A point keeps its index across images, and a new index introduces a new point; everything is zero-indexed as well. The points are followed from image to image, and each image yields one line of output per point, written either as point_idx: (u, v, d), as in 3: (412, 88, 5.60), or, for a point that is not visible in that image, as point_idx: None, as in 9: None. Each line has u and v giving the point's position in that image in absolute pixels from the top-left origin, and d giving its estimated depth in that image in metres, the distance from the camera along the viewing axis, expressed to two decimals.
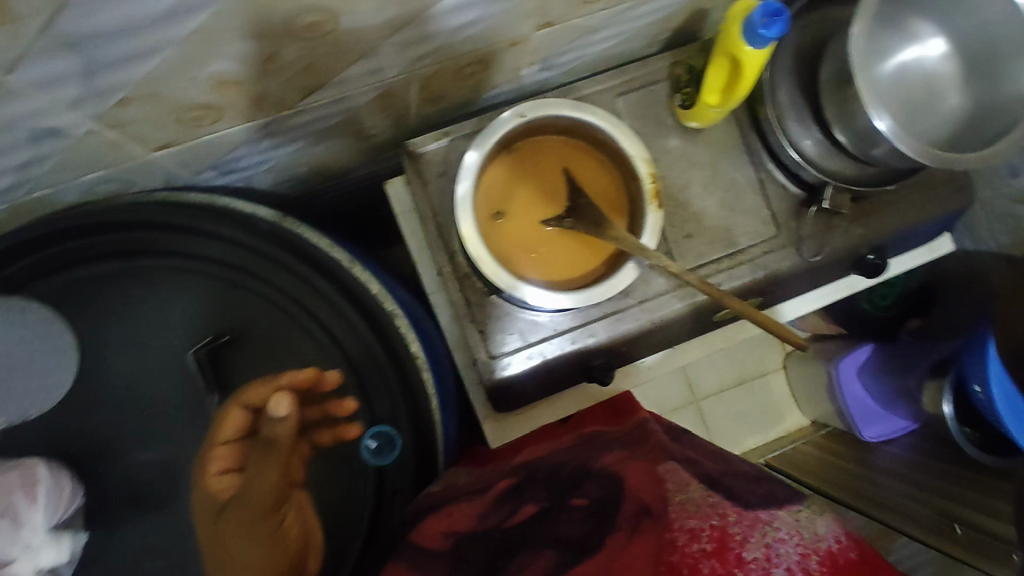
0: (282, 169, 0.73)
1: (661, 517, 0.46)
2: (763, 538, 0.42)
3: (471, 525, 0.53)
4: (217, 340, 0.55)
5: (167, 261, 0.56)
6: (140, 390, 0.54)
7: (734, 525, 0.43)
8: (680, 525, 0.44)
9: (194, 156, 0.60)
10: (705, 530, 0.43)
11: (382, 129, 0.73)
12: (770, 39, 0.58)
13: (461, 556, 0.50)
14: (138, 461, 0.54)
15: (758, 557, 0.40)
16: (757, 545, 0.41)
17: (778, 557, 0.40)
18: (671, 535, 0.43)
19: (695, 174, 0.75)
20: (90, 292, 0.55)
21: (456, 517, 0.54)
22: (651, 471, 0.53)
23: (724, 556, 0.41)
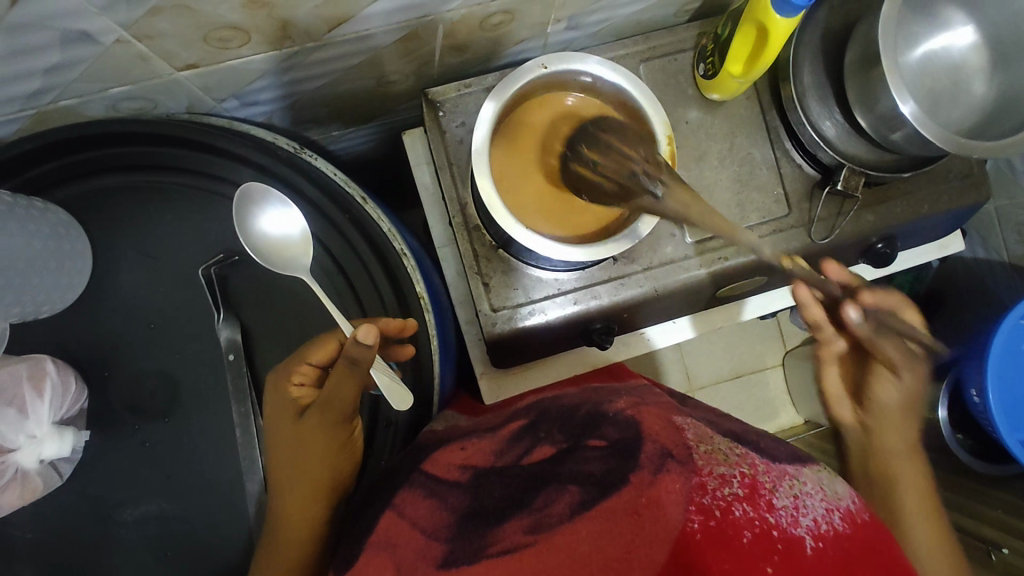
0: (302, 110, 0.74)
1: (687, 462, 0.47)
2: (791, 489, 0.47)
3: (488, 460, 0.54)
4: (229, 259, 0.56)
5: (186, 178, 0.57)
6: (147, 303, 0.55)
7: (763, 475, 0.48)
8: (710, 471, 0.47)
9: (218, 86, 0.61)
10: (737, 478, 0.47)
11: (404, 75, 0.73)
12: (799, 7, 0.59)
13: (478, 484, 0.52)
14: (142, 371, 0.55)
15: (787, 506, 0.46)
16: (786, 495, 0.46)
17: (805, 508, 0.46)
18: (700, 479, 0.46)
19: (712, 147, 0.76)
20: (106, 201, 0.56)
21: (472, 450, 0.56)
22: (666, 423, 0.53)
23: (756, 501, 0.45)
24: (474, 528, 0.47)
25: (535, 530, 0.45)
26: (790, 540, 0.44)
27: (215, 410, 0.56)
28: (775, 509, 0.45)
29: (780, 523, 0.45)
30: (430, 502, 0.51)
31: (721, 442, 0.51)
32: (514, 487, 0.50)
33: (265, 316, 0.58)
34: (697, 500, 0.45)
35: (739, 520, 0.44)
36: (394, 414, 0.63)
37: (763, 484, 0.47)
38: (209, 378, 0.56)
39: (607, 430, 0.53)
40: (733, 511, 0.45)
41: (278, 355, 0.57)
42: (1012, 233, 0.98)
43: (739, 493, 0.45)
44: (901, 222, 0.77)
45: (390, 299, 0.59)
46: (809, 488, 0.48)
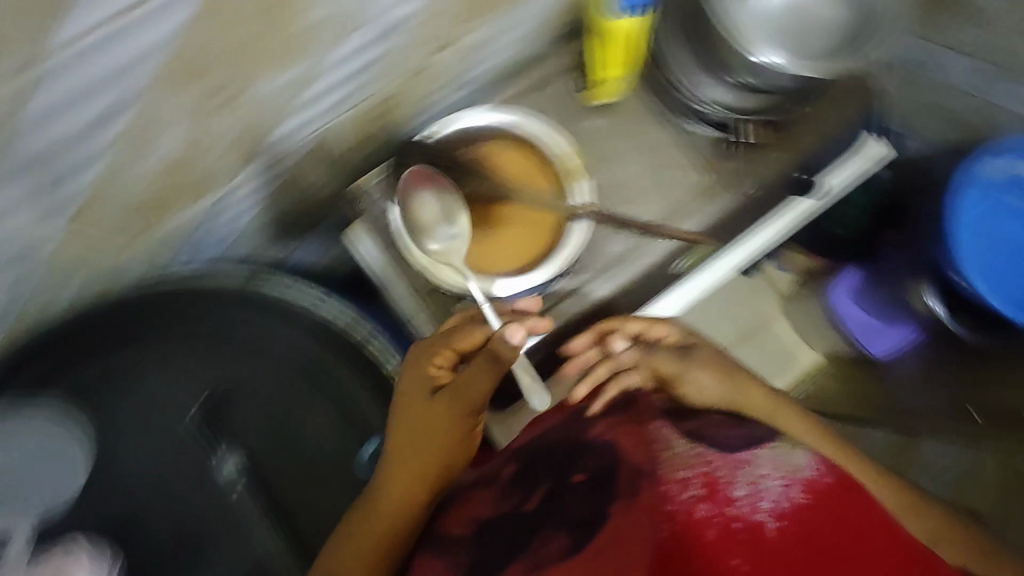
0: (248, 240, 0.80)
1: (654, 476, 0.45)
2: (748, 475, 0.45)
3: (490, 509, 0.52)
4: (214, 393, 0.61)
5: (154, 336, 0.62)
6: (152, 464, 0.59)
7: (721, 467, 0.45)
8: (669, 477, 0.44)
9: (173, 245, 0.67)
10: (695, 479, 0.44)
11: (327, 181, 0.79)
12: (635, 8, 0.74)
13: (481, 540, 0.50)
14: (165, 518, 0.58)
15: (746, 496, 0.44)
16: (744, 483, 0.45)
17: (764, 491, 0.44)
18: (663, 487, 0.44)
19: (616, 145, 0.81)
20: (86, 380, 0.60)
21: (475, 502, 0.54)
22: (640, 436, 0.49)
23: (715, 497, 0.43)
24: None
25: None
26: (753, 529, 0.42)
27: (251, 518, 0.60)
28: (735, 501, 0.43)
29: (740, 513, 0.43)
30: (442, 560, 0.51)
31: (681, 442, 0.48)
32: (507, 539, 0.48)
33: (265, 432, 0.62)
34: (663, 512, 0.42)
35: (701, 519, 0.42)
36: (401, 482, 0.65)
37: (721, 479, 0.44)
38: (225, 517, 0.59)
39: (587, 459, 0.49)
40: (698, 513, 0.42)
41: (287, 469, 0.61)
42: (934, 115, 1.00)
43: (700, 495, 0.43)
44: (814, 151, 0.80)
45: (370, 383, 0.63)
46: (766, 471, 0.46)
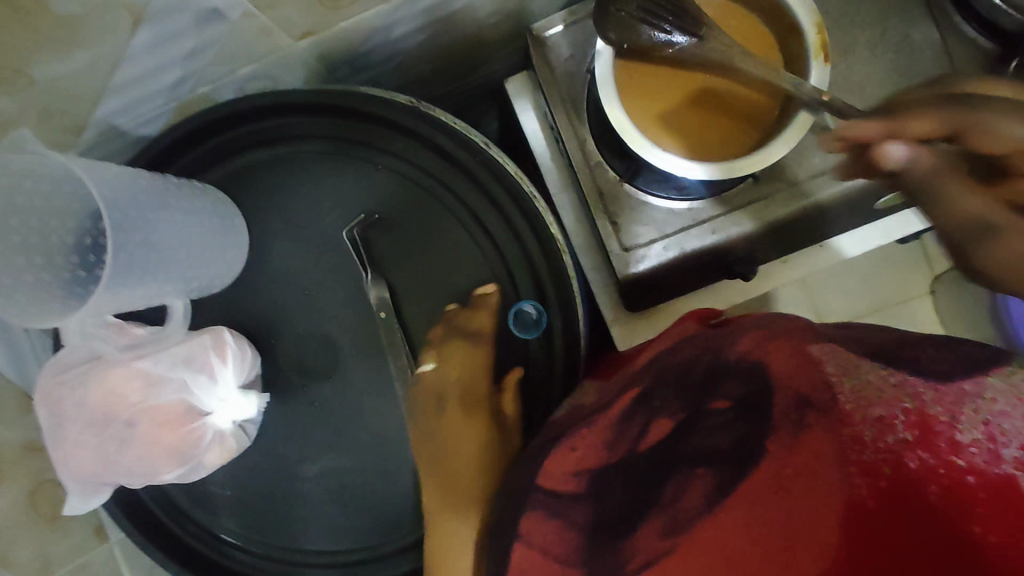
0: (407, 67, 0.73)
1: (833, 409, 0.37)
2: (981, 416, 0.34)
3: (602, 458, 0.45)
4: (370, 219, 0.55)
5: (324, 143, 0.56)
6: (309, 322, 0.56)
7: (933, 403, 0.35)
8: (862, 416, 0.36)
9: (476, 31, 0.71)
10: (901, 419, 0.35)
11: (506, 13, 0.69)
12: None
13: (601, 493, 0.43)
14: (303, 335, 0.56)
15: (979, 441, 0.33)
16: (976, 426, 0.34)
17: (1006, 436, 0.33)
18: (852, 430, 0.36)
19: (858, 35, 0.65)
20: (251, 179, 0.56)
21: (583, 449, 0.45)
22: (795, 353, 0.41)
23: (933, 445, 0.34)
24: (609, 536, 0.41)
25: (670, 534, 0.38)
26: (995, 484, 0.33)
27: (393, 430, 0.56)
28: (963, 449, 0.34)
29: (973, 463, 0.33)
30: (554, 524, 0.42)
31: (869, 366, 0.38)
32: (636, 481, 0.42)
33: (411, 262, 0.56)
34: (856, 460, 0.35)
35: (918, 474, 0.34)
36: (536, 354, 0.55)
37: (937, 416, 0.35)
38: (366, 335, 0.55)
39: (729, 384, 0.43)
40: (909, 463, 0.34)
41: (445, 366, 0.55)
42: None
43: (909, 440, 0.34)
44: None
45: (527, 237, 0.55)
46: (1005, 407, 0.34)
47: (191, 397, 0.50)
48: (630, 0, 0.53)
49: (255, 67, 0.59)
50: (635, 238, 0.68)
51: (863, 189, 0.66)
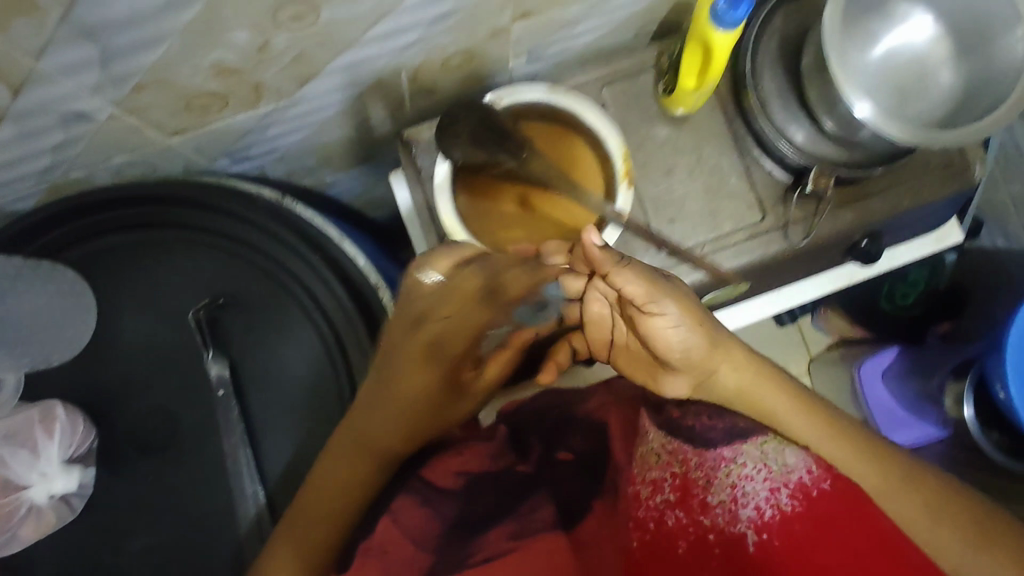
0: (292, 159, 0.80)
1: (625, 476, 0.60)
2: (729, 480, 0.56)
3: (478, 468, 0.62)
4: (214, 303, 0.59)
5: (180, 231, 0.60)
6: (149, 395, 0.59)
7: (697, 472, 0.58)
8: (643, 480, 0.58)
9: (354, 135, 0.79)
10: (670, 482, 0.58)
11: (382, 119, 0.77)
12: (739, 18, 0.60)
13: (470, 498, 0.58)
14: (143, 409, 0.59)
15: (724, 502, 0.55)
16: (725, 490, 0.56)
17: (745, 498, 0.55)
18: (633, 491, 0.58)
19: (679, 161, 0.77)
20: (108, 258, 0.60)
21: (465, 457, 0.62)
22: (626, 415, 0.68)
23: (689, 506, 0.56)
24: (464, 531, 0.54)
25: (518, 536, 0.51)
26: (727, 537, 0.54)
27: (217, 506, 0.59)
28: (710, 508, 0.56)
29: (715, 523, 0.55)
30: (423, 510, 0.56)
31: (657, 439, 0.61)
32: (492, 504, 0.57)
33: (254, 348, 0.60)
34: (634, 515, 0.56)
35: (673, 530, 0.55)
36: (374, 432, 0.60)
37: (695, 482, 0.57)
38: (201, 412, 0.59)
39: (575, 443, 0.66)
40: (667, 522, 0.56)
41: (280, 438, 0.60)
42: None
43: (672, 501, 0.57)
44: (882, 219, 0.77)
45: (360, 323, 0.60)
46: (749, 471, 0.56)
47: (7, 471, 0.54)
48: (465, 124, 0.61)
49: (127, 157, 0.64)
50: None
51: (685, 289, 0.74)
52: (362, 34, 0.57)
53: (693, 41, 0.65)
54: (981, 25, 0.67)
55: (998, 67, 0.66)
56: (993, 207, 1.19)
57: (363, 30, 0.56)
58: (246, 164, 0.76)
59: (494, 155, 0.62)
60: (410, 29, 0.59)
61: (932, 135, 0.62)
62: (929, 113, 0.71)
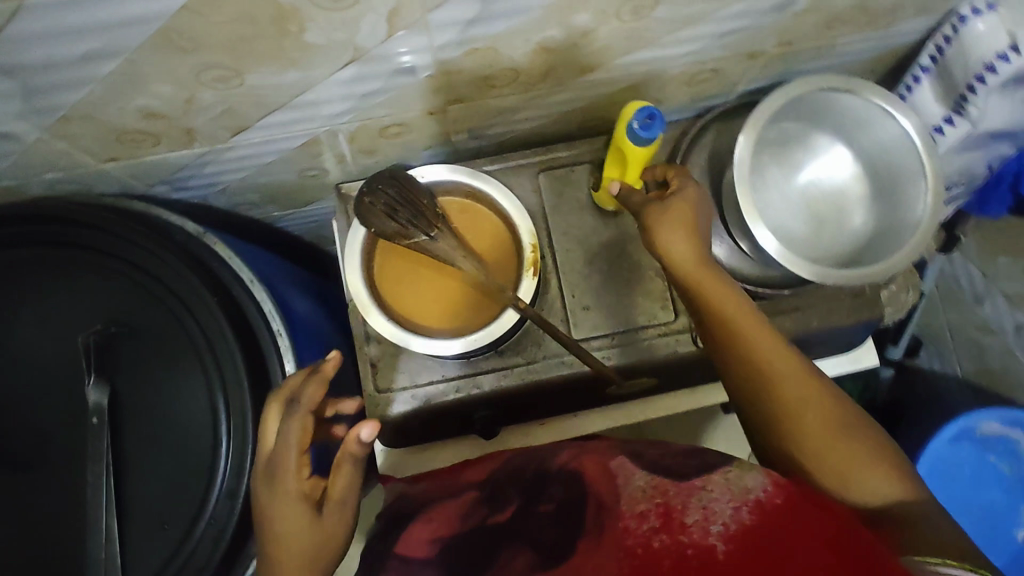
0: (236, 194, 0.82)
1: (617, 511, 0.50)
2: (699, 502, 0.48)
3: (451, 529, 0.58)
4: (106, 330, 0.60)
5: (89, 256, 0.62)
6: (28, 406, 0.59)
7: (674, 498, 0.49)
8: (630, 513, 0.49)
9: (297, 180, 0.82)
10: (651, 511, 0.48)
11: (324, 170, 0.80)
12: (651, 137, 0.63)
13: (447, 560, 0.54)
14: (16, 425, 0.59)
15: (696, 519, 0.46)
16: (695, 510, 0.47)
17: (714, 515, 0.46)
18: (622, 524, 0.48)
19: (602, 252, 0.79)
20: (16, 273, 0.62)
21: (437, 523, 0.59)
22: (602, 470, 0.57)
23: (669, 526, 0.46)
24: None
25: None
26: (704, 550, 0.44)
27: (67, 537, 0.58)
28: (687, 527, 0.46)
29: (692, 539, 0.45)
30: None
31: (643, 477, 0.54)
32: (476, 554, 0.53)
33: (136, 382, 0.60)
34: (626, 545, 0.46)
35: (660, 550, 0.45)
36: (238, 484, 0.59)
37: (674, 507, 0.48)
38: (72, 437, 0.59)
39: (555, 488, 0.57)
40: (654, 544, 0.46)
41: (145, 473, 0.59)
42: (965, 352, 1.14)
43: (655, 526, 0.47)
44: (792, 337, 0.79)
45: (244, 369, 0.60)
46: (716, 494, 0.49)
47: None
48: (381, 192, 0.64)
49: (60, 175, 0.67)
50: (388, 382, 0.74)
51: (590, 380, 0.76)
52: (291, 99, 0.60)
53: (613, 142, 0.67)
54: (891, 171, 0.70)
55: (900, 214, 0.69)
56: (931, 332, 1.20)
57: (291, 96, 0.59)
58: (189, 193, 0.79)
59: (408, 227, 0.63)
60: (340, 100, 0.62)
61: (824, 273, 0.64)
62: (840, 243, 0.74)
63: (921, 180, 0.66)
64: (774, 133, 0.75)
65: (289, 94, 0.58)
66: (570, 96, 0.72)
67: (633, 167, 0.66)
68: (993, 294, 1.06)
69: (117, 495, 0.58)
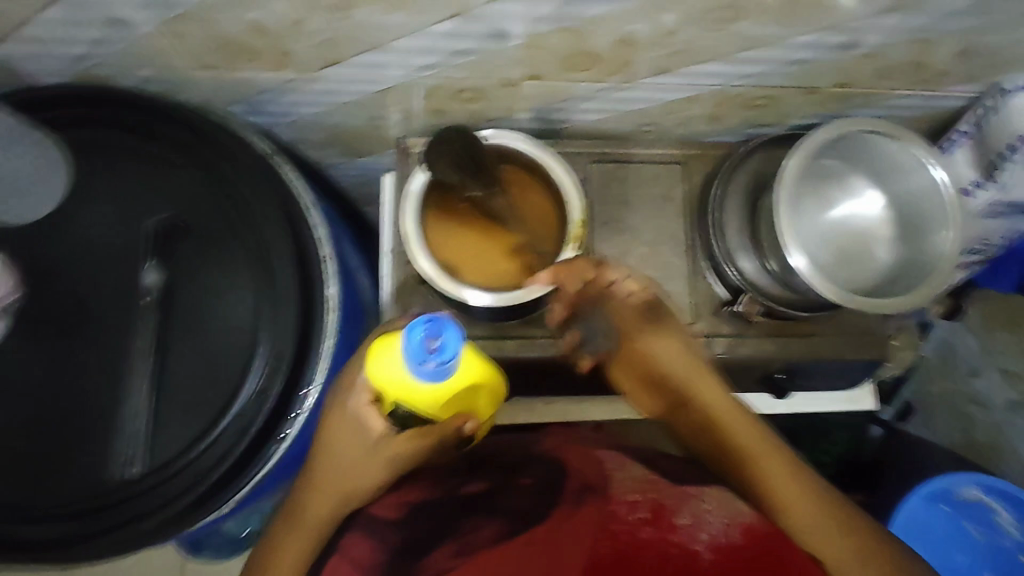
0: (302, 129, 0.86)
1: (606, 496, 0.60)
2: (692, 509, 0.58)
3: (423, 496, 0.64)
4: (173, 218, 0.64)
5: (169, 148, 0.65)
6: (87, 271, 0.63)
7: (669, 501, 0.59)
8: (619, 499, 0.59)
9: (363, 127, 0.86)
10: (644, 504, 0.58)
11: (390, 123, 0.84)
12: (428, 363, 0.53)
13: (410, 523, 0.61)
14: (71, 288, 0.62)
15: (686, 525, 0.56)
16: (688, 514, 0.57)
17: (704, 523, 0.56)
18: (611, 508, 0.58)
19: (636, 247, 0.83)
20: (98, 152, 0.65)
21: (413, 490, 0.64)
22: (586, 456, 0.70)
23: (658, 523, 0.56)
24: (413, 553, 0.58)
25: (460, 554, 0.56)
26: (687, 553, 0.53)
27: (99, 402, 0.61)
28: (676, 527, 0.56)
29: (680, 540, 0.54)
30: (369, 543, 0.60)
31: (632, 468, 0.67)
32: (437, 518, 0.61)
33: (191, 272, 0.64)
34: (608, 526, 0.56)
35: (643, 540, 0.55)
36: (269, 384, 0.62)
37: (666, 507, 0.58)
38: (123, 310, 0.62)
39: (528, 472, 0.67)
40: (640, 533, 0.55)
41: (183, 358, 0.63)
42: (951, 421, 1.18)
43: (645, 518, 0.57)
44: (798, 360, 0.82)
45: (295, 279, 0.64)
46: (708, 506, 0.59)
47: None
48: (453, 142, 0.68)
49: (153, 73, 0.70)
50: None
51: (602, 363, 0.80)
52: (387, 42, 0.65)
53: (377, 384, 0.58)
54: (918, 216, 0.75)
55: (924, 257, 0.73)
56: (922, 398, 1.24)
57: (388, 39, 0.64)
58: (260, 119, 0.83)
59: (469, 181, 0.68)
60: (430, 53, 0.67)
61: (847, 297, 0.68)
62: (864, 277, 0.78)
63: (947, 225, 0.71)
64: (815, 166, 0.80)
65: (388, 36, 0.63)
66: (635, 95, 0.77)
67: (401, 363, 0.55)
68: (987, 368, 1.11)
69: (154, 372, 0.62)
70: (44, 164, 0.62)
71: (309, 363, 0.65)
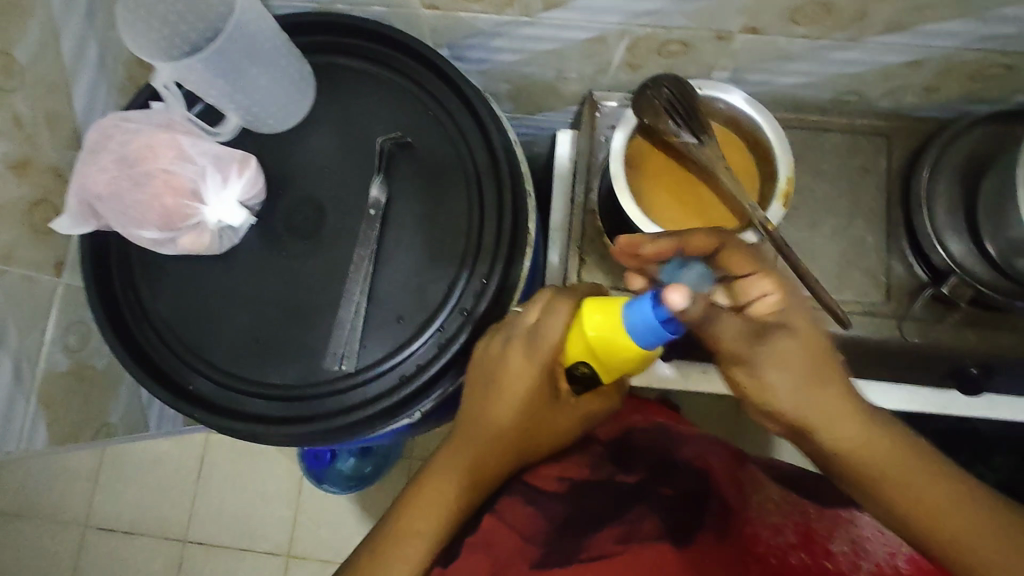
0: (492, 79, 0.89)
1: (748, 512, 0.60)
2: (846, 535, 0.58)
3: (581, 476, 0.64)
4: (399, 140, 0.67)
5: (396, 75, 0.69)
6: (320, 186, 0.68)
7: (820, 524, 0.59)
8: (766, 521, 0.59)
9: (551, 80, 0.88)
10: (792, 526, 0.59)
11: (580, 76, 0.85)
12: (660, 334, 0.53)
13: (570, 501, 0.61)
14: (305, 198, 0.67)
15: (843, 550, 0.56)
16: (844, 541, 0.57)
17: (864, 552, 0.56)
18: (758, 528, 0.58)
19: (828, 219, 0.79)
20: (332, 75, 0.70)
21: (564, 467, 0.65)
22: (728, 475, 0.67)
23: (811, 547, 0.57)
24: (560, 537, 0.56)
25: (626, 540, 0.53)
26: None
27: (321, 303, 0.66)
28: (831, 553, 0.56)
29: (838, 564, 0.55)
30: (529, 509, 0.59)
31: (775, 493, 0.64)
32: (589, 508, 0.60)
33: (410, 192, 0.67)
34: (758, 547, 0.56)
35: (796, 563, 0.55)
36: (472, 305, 0.65)
37: (818, 531, 0.58)
38: (349, 222, 0.67)
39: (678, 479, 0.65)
40: (791, 556, 0.56)
41: (396, 270, 0.66)
42: None
43: (797, 540, 0.57)
44: (1002, 354, 0.76)
45: (505, 206, 0.66)
46: (865, 533, 0.58)
47: (199, 186, 0.62)
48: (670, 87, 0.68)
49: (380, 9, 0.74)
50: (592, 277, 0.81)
51: None
52: None
53: (567, 341, 0.58)
54: None
55: None
56: None
57: None
58: (459, 64, 0.87)
59: (681, 127, 0.68)
60: None
61: None
62: None
63: None
64: None
65: None
66: (852, 56, 0.73)
67: (619, 338, 0.55)
68: None
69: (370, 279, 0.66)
70: (295, 81, 0.66)
71: (511, 289, 0.67)
